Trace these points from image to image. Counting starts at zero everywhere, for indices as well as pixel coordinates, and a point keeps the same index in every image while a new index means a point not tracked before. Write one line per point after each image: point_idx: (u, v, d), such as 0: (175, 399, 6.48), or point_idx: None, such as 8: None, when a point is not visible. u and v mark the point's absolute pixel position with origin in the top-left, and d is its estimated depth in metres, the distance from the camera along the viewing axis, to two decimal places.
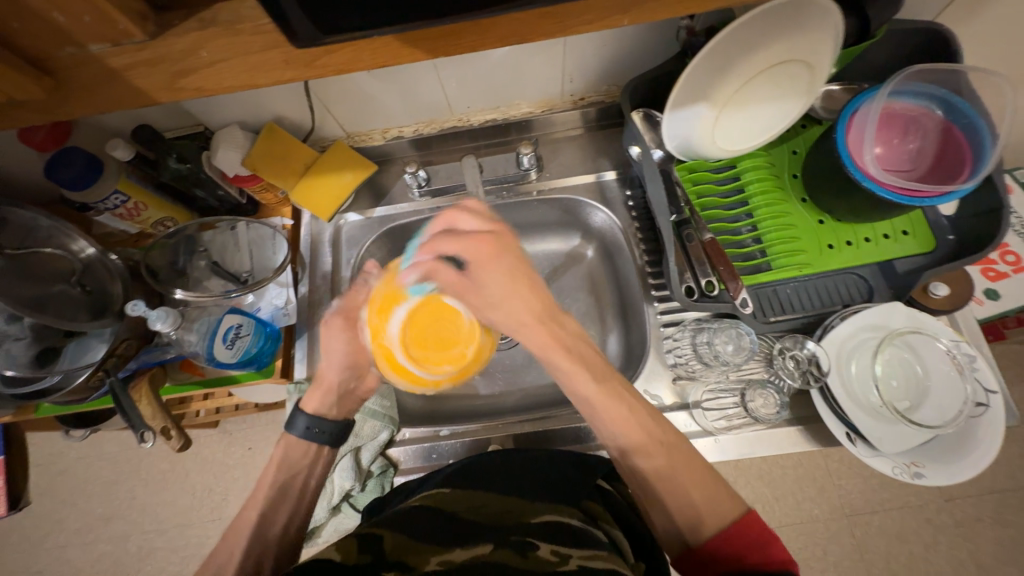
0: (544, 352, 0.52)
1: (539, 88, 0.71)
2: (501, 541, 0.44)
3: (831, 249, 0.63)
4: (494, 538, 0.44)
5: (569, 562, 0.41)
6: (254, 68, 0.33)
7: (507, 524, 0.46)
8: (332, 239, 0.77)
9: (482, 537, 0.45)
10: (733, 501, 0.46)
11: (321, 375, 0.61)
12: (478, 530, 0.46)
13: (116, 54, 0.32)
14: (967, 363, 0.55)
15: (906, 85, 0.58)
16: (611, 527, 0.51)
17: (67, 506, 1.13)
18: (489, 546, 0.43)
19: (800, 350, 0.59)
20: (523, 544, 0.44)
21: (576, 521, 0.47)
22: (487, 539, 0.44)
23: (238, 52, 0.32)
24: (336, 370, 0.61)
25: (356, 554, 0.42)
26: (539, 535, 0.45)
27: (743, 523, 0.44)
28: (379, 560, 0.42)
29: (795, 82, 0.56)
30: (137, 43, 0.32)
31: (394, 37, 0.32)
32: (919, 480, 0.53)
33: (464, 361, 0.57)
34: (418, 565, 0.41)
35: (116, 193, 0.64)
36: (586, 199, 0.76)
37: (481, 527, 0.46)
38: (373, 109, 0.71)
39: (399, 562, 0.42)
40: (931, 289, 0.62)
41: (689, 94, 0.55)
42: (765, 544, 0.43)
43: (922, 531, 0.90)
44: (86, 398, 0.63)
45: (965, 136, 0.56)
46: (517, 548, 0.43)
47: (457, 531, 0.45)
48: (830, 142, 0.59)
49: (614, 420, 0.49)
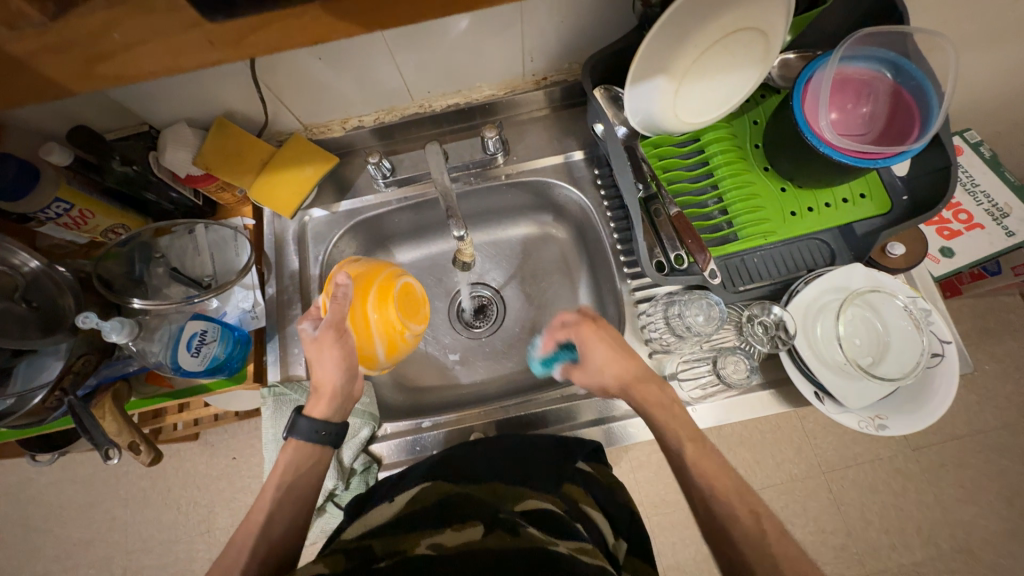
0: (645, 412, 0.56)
1: (500, 69, 0.70)
2: (493, 523, 0.46)
3: (794, 216, 0.65)
4: (485, 518, 0.46)
5: (561, 545, 0.43)
6: None
7: (496, 505, 0.49)
8: (297, 235, 0.75)
9: (475, 520, 0.46)
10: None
11: (320, 383, 0.58)
12: (470, 511, 0.48)
13: None
14: (923, 317, 0.58)
15: (857, 49, 0.59)
16: (592, 512, 0.52)
17: (43, 534, 1.09)
18: (479, 528, 0.45)
19: (766, 316, 0.61)
20: (513, 524, 0.45)
21: (562, 509, 0.49)
22: (479, 523, 0.46)
23: None
24: (335, 377, 0.58)
25: (342, 563, 0.42)
26: (527, 520, 0.46)
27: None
28: (368, 559, 0.42)
29: (751, 50, 0.56)
30: (38, 26, 0.25)
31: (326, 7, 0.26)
32: (883, 431, 0.56)
33: (417, 336, 0.64)
34: (408, 549, 0.43)
35: (57, 201, 0.60)
36: (553, 181, 0.75)
37: (471, 511, 0.47)
38: (330, 98, 0.68)
39: (392, 552, 0.42)
40: (889, 249, 0.64)
41: (648, 67, 0.55)
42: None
43: (892, 481, 0.95)
44: (44, 419, 0.60)
45: (913, 98, 0.57)
46: (510, 530, 0.44)
47: (442, 518, 0.47)
48: (787, 111, 0.60)
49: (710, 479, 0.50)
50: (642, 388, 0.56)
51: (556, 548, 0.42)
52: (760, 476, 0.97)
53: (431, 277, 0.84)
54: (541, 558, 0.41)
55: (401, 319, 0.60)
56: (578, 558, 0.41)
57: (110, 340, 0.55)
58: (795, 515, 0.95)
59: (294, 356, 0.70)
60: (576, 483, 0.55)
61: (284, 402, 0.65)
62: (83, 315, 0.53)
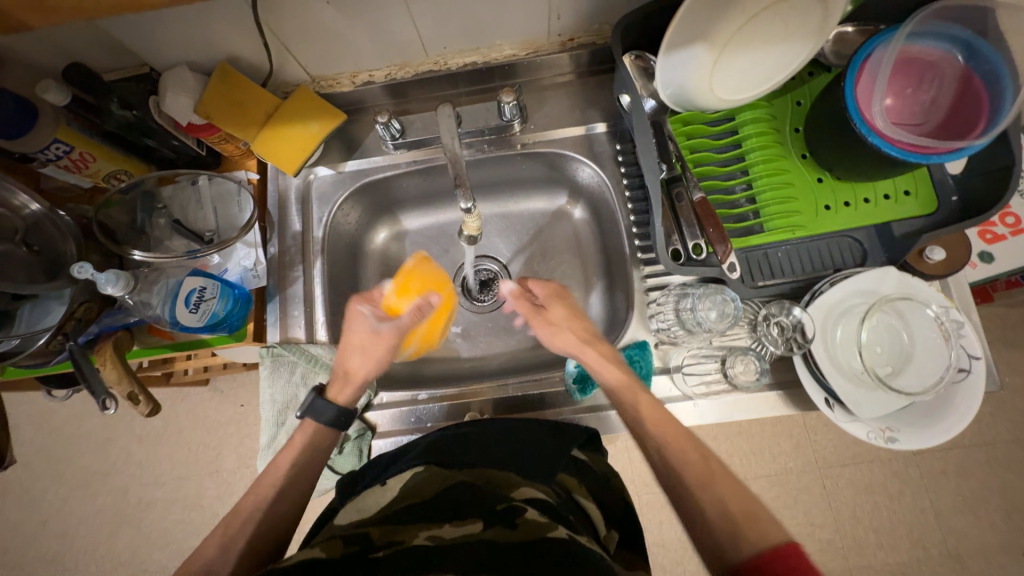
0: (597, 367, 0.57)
1: (524, 26, 0.64)
2: (491, 516, 0.43)
3: (827, 210, 0.60)
4: (485, 514, 0.44)
5: (559, 528, 0.42)
6: None
7: (493, 494, 0.46)
8: (300, 197, 0.72)
9: (472, 513, 0.44)
10: (775, 530, 0.41)
11: (354, 371, 0.59)
12: (469, 506, 0.45)
13: None
14: (954, 330, 0.54)
15: (928, 25, 0.52)
16: (585, 502, 0.52)
17: (64, 461, 1.15)
18: (479, 523, 0.43)
19: (785, 317, 0.58)
20: (510, 514, 0.44)
21: (555, 499, 0.48)
22: (477, 517, 0.43)
23: None
24: (371, 370, 0.59)
25: (340, 549, 0.41)
26: (527, 503, 0.45)
27: (773, 554, 0.39)
28: (366, 546, 0.41)
29: (807, 20, 0.50)
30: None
31: None
32: (892, 444, 0.53)
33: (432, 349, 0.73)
34: (406, 540, 0.41)
35: (56, 142, 0.58)
36: (571, 154, 0.71)
37: (467, 497, 0.46)
38: (340, 48, 0.64)
39: (389, 542, 0.41)
40: (927, 253, 0.59)
41: (687, 30, 0.50)
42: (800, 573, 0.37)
43: (889, 483, 0.94)
44: (49, 362, 0.60)
45: (984, 86, 0.51)
46: (507, 521, 0.43)
47: (441, 508, 0.45)
48: (838, 91, 0.54)
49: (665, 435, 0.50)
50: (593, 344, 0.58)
51: (555, 533, 0.42)
52: (755, 466, 0.97)
53: (438, 247, 0.82)
54: (540, 545, 0.40)
55: (438, 335, 0.70)
56: (577, 541, 0.41)
57: (106, 292, 0.55)
58: (785, 507, 0.95)
59: (294, 319, 0.68)
60: (570, 473, 0.55)
61: (281, 363, 0.65)
62: (78, 265, 0.52)
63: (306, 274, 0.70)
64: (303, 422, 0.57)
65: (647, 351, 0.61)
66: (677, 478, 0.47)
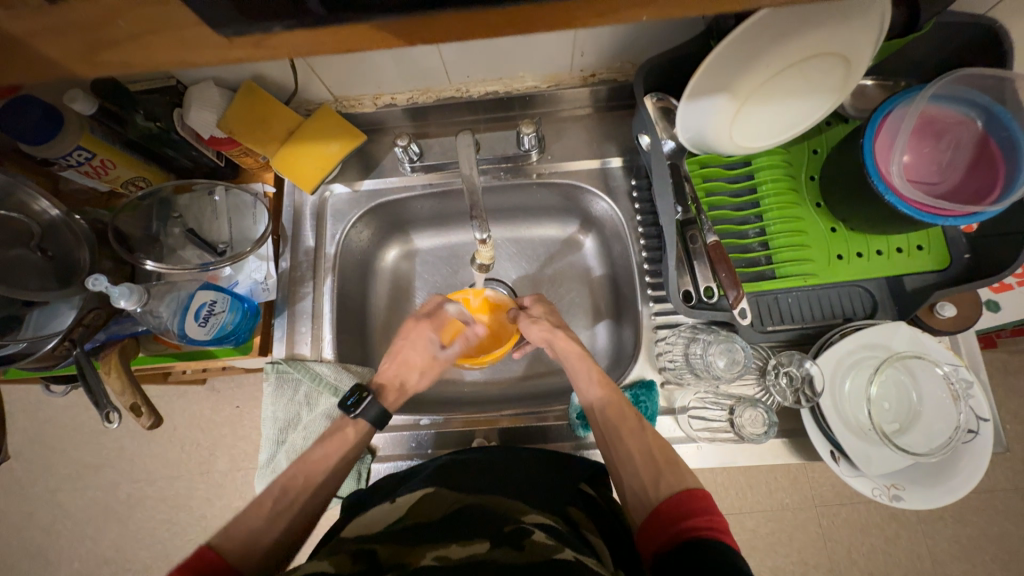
0: (564, 356, 0.61)
1: (548, 60, 0.65)
2: (498, 536, 0.42)
3: (840, 260, 0.60)
4: (493, 536, 0.42)
5: (567, 551, 0.41)
6: None
7: (502, 518, 0.45)
8: (316, 211, 0.73)
9: (479, 534, 0.43)
10: (689, 477, 0.49)
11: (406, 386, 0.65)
12: (476, 529, 0.44)
13: None
14: (963, 390, 0.54)
15: (949, 88, 0.53)
16: (593, 538, 0.47)
17: (56, 453, 1.14)
18: (486, 544, 0.41)
19: (796, 368, 0.57)
20: (518, 538, 0.42)
21: (564, 528, 0.45)
22: (485, 538, 0.42)
23: None
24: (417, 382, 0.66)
25: (349, 565, 0.40)
26: (535, 526, 0.44)
27: (684, 494, 0.46)
28: (373, 565, 0.39)
29: (828, 78, 0.51)
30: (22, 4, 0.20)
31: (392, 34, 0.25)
32: (897, 503, 0.53)
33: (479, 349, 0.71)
34: (413, 561, 0.40)
35: (78, 150, 0.58)
36: (587, 187, 0.71)
37: (477, 520, 0.45)
38: (365, 73, 0.65)
39: (397, 564, 0.40)
40: (938, 309, 0.59)
41: (712, 80, 0.50)
42: (705, 511, 0.44)
43: (885, 525, 0.93)
44: (54, 365, 0.60)
45: (1002, 151, 0.51)
46: (516, 543, 0.41)
47: (449, 527, 0.44)
48: (856, 145, 0.54)
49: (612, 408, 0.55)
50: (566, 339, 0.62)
51: (562, 555, 0.40)
52: (751, 500, 0.96)
53: (447, 267, 0.82)
54: (545, 564, 0.38)
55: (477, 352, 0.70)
56: (584, 564, 0.40)
57: (118, 305, 0.55)
58: (779, 544, 0.94)
59: (301, 335, 0.68)
60: (579, 509, 0.51)
61: (285, 379, 0.65)
62: (93, 278, 0.52)
63: (316, 290, 0.70)
64: (357, 419, 0.58)
65: (654, 392, 0.61)
66: (613, 433, 0.54)
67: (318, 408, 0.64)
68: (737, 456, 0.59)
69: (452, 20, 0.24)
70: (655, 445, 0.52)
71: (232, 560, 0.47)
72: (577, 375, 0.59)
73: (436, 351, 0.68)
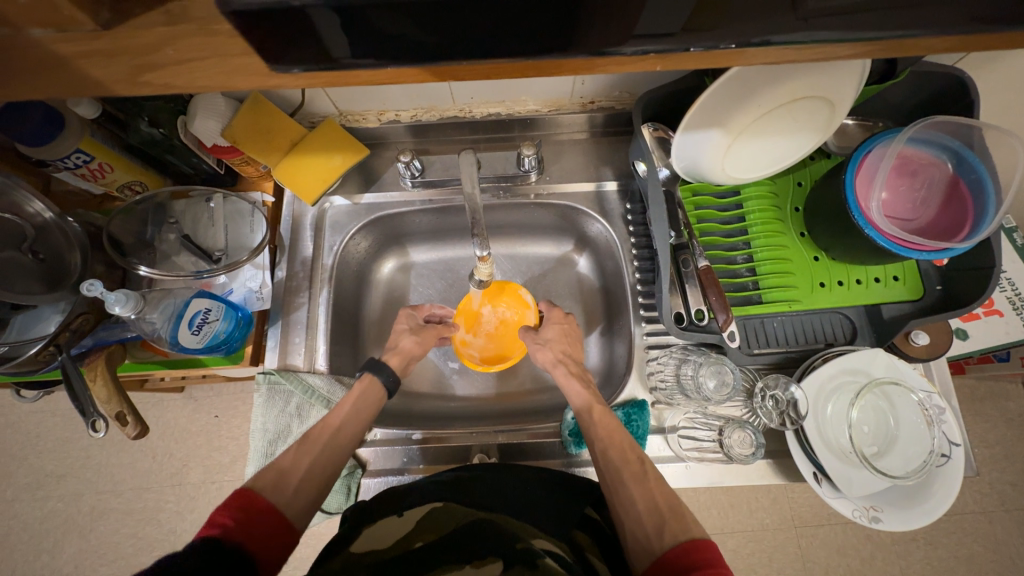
0: (564, 381, 0.62)
1: (549, 87, 0.68)
2: (511, 556, 0.42)
3: (822, 287, 0.63)
4: (505, 554, 0.42)
5: None
6: (229, 72, 0.30)
7: (510, 535, 0.45)
8: (315, 222, 0.73)
9: (494, 553, 0.43)
10: (694, 525, 0.46)
11: (398, 342, 0.66)
12: (486, 544, 0.44)
13: (62, 41, 0.27)
14: (936, 415, 0.57)
15: (921, 133, 0.57)
16: (598, 564, 0.48)
17: (17, 460, 1.09)
18: (499, 564, 0.41)
19: (781, 391, 0.59)
20: (531, 555, 0.42)
21: (570, 556, 0.46)
22: (497, 557, 0.42)
23: (210, 53, 0.29)
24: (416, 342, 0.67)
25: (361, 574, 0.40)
26: (545, 552, 0.43)
27: (690, 545, 0.44)
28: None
29: (814, 118, 0.54)
30: (88, 32, 0.27)
31: (413, 68, 0.31)
32: (876, 524, 0.55)
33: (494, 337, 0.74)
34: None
35: (78, 152, 0.57)
36: (582, 209, 0.74)
37: (486, 538, 0.45)
38: (371, 90, 0.66)
39: None
40: (913, 337, 0.63)
41: (706, 117, 0.53)
42: (714, 564, 0.41)
43: (861, 546, 0.95)
44: (35, 371, 0.57)
45: (970, 192, 0.55)
46: (528, 561, 0.41)
47: (452, 548, 0.44)
48: (837, 181, 0.58)
49: (613, 442, 0.54)
50: (576, 365, 0.64)
51: None
52: (732, 519, 0.97)
53: (442, 281, 0.83)
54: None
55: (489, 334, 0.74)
56: None
57: (112, 311, 0.54)
58: (760, 564, 0.95)
59: (295, 346, 0.68)
60: (584, 532, 0.52)
61: (277, 391, 0.64)
62: (89, 284, 0.52)
63: (311, 301, 0.70)
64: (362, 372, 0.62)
65: (645, 411, 0.62)
66: (615, 475, 0.52)
67: (310, 420, 0.63)
68: (720, 476, 0.60)
69: (450, 64, 0.30)
70: (659, 492, 0.50)
71: (263, 486, 0.49)
72: (574, 389, 0.60)
73: (418, 321, 0.70)
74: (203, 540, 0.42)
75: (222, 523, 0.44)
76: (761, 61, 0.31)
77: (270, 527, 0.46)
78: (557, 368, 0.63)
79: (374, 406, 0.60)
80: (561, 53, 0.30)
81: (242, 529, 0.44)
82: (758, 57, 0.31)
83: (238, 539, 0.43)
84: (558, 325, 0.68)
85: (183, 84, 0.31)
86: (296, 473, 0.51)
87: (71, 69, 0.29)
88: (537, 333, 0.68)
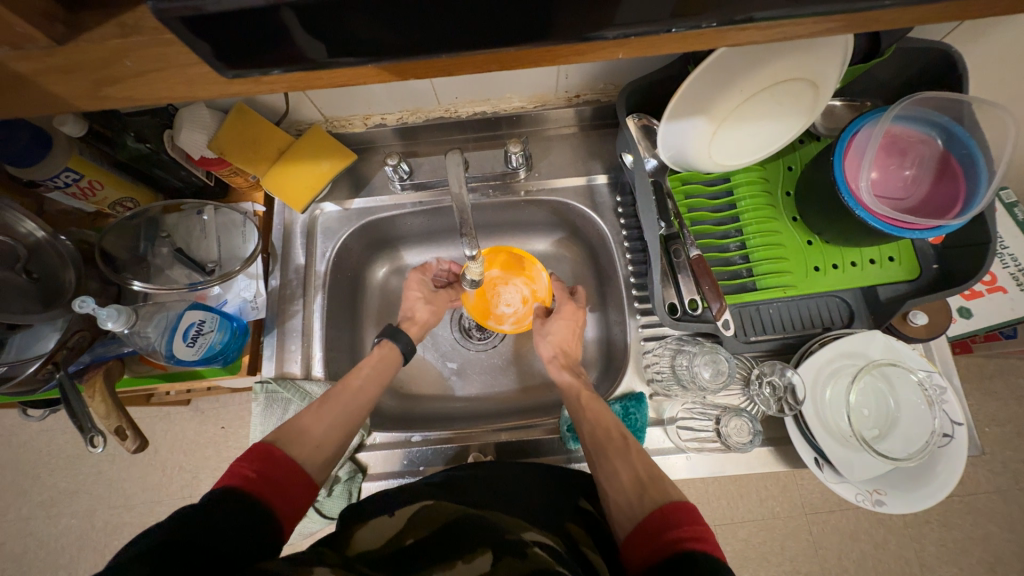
0: (557, 375, 0.64)
1: (533, 83, 0.67)
2: (500, 547, 0.41)
3: (817, 271, 0.62)
4: (495, 545, 0.42)
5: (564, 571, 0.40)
6: (193, 81, 0.30)
7: (494, 526, 0.44)
8: (307, 228, 0.73)
9: (480, 545, 0.42)
10: (673, 491, 0.47)
11: (413, 314, 0.72)
12: (474, 536, 0.43)
13: (20, 59, 0.27)
14: (938, 396, 0.56)
15: (909, 110, 0.56)
16: (593, 557, 0.47)
17: (30, 479, 1.10)
18: (489, 555, 0.40)
19: (778, 377, 0.59)
20: (519, 546, 0.42)
21: (561, 546, 0.45)
22: (486, 547, 0.41)
23: (171, 64, 0.29)
24: (427, 311, 0.72)
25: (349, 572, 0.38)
26: (535, 542, 0.43)
27: (670, 505, 0.44)
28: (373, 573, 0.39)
29: (799, 101, 0.54)
30: (44, 48, 0.27)
31: (380, 67, 0.30)
32: (879, 507, 0.55)
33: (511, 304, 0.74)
34: None
35: (67, 171, 0.57)
36: (573, 203, 0.73)
37: (475, 529, 0.44)
38: (355, 94, 0.66)
39: None
40: (911, 316, 0.61)
41: (688, 104, 0.53)
42: (690, 521, 0.42)
43: (874, 531, 0.94)
44: (35, 390, 0.58)
45: (962, 167, 0.54)
46: (518, 552, 0.41)
47: (438, 544, 0.43)
48: (826, 164, 0.57)
49: (601, 421, 0.56)
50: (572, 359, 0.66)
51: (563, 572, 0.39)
52: (741, 509, 0.97)
53: None
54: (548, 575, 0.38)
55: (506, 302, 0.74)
56: None
57: (104, 326, 0.55)
58: (771, 553, 0.95)
59: (291, 353, 0.68)
60: (578, 525, 0.51)
61: (275, 400, 0.64)
62: (80, 300, 0.52)
63: (306, 308, 0.70)
64: (382, 338, 0.65)
65: (644, 404, 0.62)
66: (600, 451, 0.53)
67: None
68: (717, 467, 0.60)
69: (415, 61, 0.30)
70: (639, 460, 0.51)
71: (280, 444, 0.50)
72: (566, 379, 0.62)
73: (430, 287, 0.73)
74: (223, 489, 0.44)
75: (243, 473, 0.46)
76: (722, 40, 0.31)
77: (287, 478, 0.48)
78: (553, 361, 0.66)
79: (390, 373, 0.63)
80: (525, 45, 0.30)
81: (262, 480, 0.46)
82: (717, 37, 0.31)
83: (258, 489, 0.45)
84: (567, 321, 0.68)
85: (150, 96, 0.31)
86: (314, 431, 0.53)
87: (32, 83, 0.29)
88: (545, 323, 0.69)
